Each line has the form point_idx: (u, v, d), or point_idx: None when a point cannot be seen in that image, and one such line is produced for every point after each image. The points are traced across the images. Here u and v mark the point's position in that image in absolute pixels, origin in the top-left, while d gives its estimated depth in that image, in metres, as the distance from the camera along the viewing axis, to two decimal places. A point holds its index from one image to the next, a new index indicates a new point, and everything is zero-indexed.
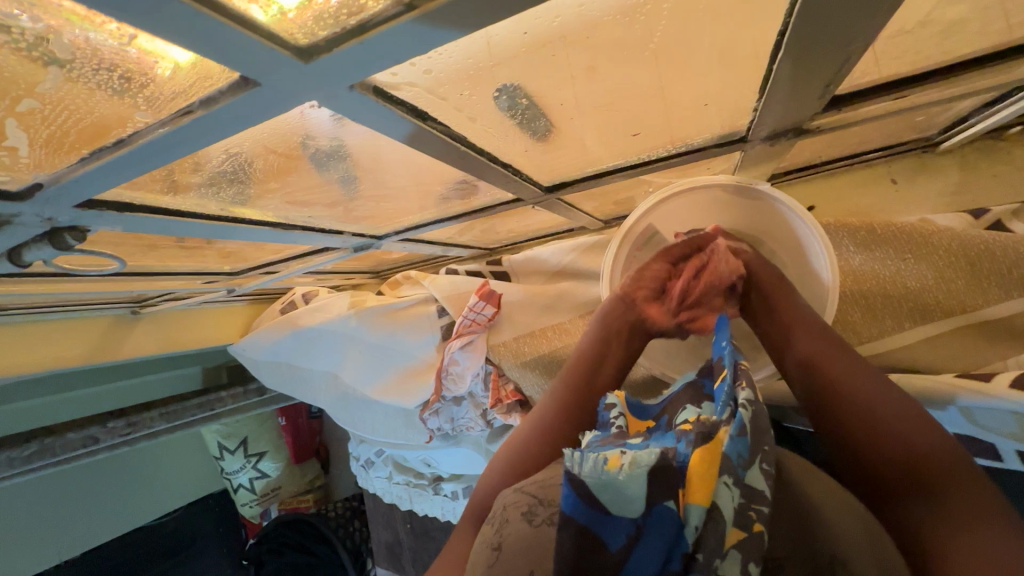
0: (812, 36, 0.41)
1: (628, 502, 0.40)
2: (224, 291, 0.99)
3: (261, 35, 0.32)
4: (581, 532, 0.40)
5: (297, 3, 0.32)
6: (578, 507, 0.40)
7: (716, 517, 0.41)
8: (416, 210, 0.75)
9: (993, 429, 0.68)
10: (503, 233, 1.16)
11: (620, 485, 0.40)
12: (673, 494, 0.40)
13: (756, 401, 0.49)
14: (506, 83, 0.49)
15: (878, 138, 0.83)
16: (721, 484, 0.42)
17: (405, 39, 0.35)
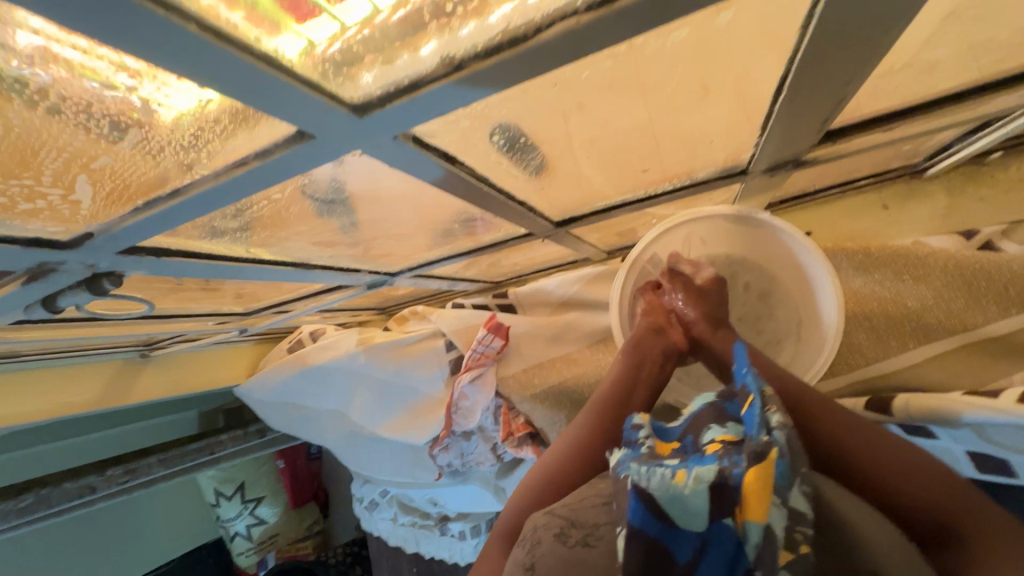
0: (810, 78, 0.45)
1: (693, 516, 0.41)
2: (235, 331, 1.00)
3: (324, 94, 0.36)
4: (649, 544, 0.41)
5: (328, 40, 0.34)
6: (642, 516, 0.41)
7: (772, 537, 0.40)
8: (429, 248, 0.77)
9: (1006, 446, 0.68)
10: (508, 266, 1.19)
11: (688, 498, 0.41)
12: (733, 512, 0.40)
13: (790, 424, 0.46)
14: (502, 121, 0.48)
15: (867, 166, 0.87)
16: (767, 501, 0.41)
17: (443, 96, 0.38)
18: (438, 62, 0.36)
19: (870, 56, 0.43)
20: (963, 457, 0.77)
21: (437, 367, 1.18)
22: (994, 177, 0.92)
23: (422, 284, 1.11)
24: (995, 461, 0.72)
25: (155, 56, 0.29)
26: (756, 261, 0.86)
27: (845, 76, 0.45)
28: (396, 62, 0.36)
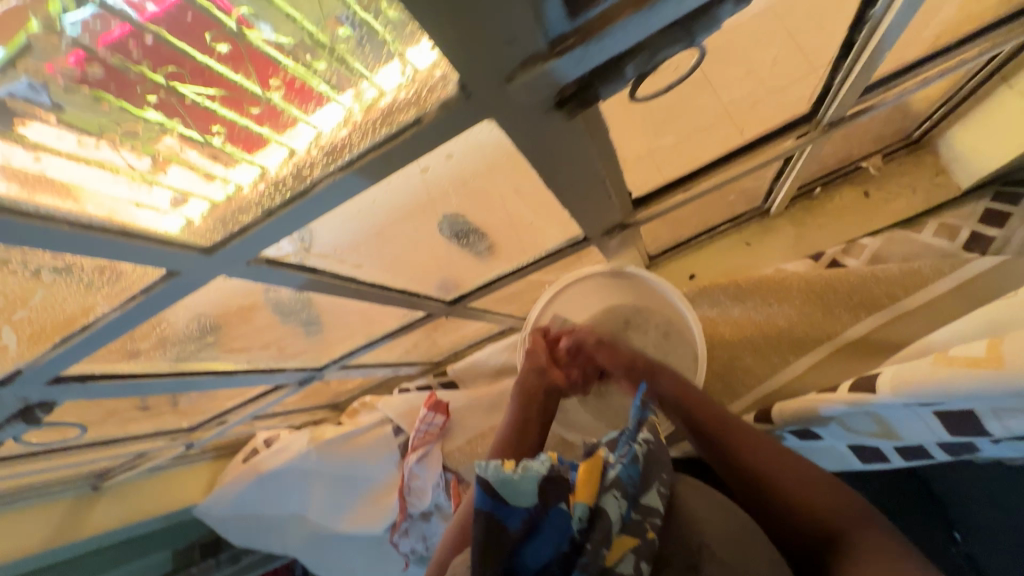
0: (583, 172, 0.54)
1: (522, 495, 0.51)
2: (183, 447, 1.03)
3: (173, 242, 0.40)
4: (487, 520, 0.50)
5: (212, 204, 0.40)
6: (484, 499, 0.51)
7: (603, 517, 0.51)
8: (347, 340, 0.87)
9: (864, 433, 0.83)
10: (442, 346, 1.29)
11: (518, 483, 0.51)
12: (564, 496, 0.52)
13: (653, 440, 0.61)
14: (448, 212, 0.63)
15: (714, 215, 1.03)
16: (609, 495, 0.53)
17: (277, 228, 0.43)
18: (251, 214, 0.42)
19: (603, 153, 0.52)
20: (846, 452, 0.90)
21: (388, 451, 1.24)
22: (824, 208, 1.11)
23: (363, 374, 1.19)
24: (869, 450, 0.86)
25: (37, 245, 0.35)
26: (648, 305, 0.98)
27: (598, 171, 0.55)
28: (242, 215, 0.42)
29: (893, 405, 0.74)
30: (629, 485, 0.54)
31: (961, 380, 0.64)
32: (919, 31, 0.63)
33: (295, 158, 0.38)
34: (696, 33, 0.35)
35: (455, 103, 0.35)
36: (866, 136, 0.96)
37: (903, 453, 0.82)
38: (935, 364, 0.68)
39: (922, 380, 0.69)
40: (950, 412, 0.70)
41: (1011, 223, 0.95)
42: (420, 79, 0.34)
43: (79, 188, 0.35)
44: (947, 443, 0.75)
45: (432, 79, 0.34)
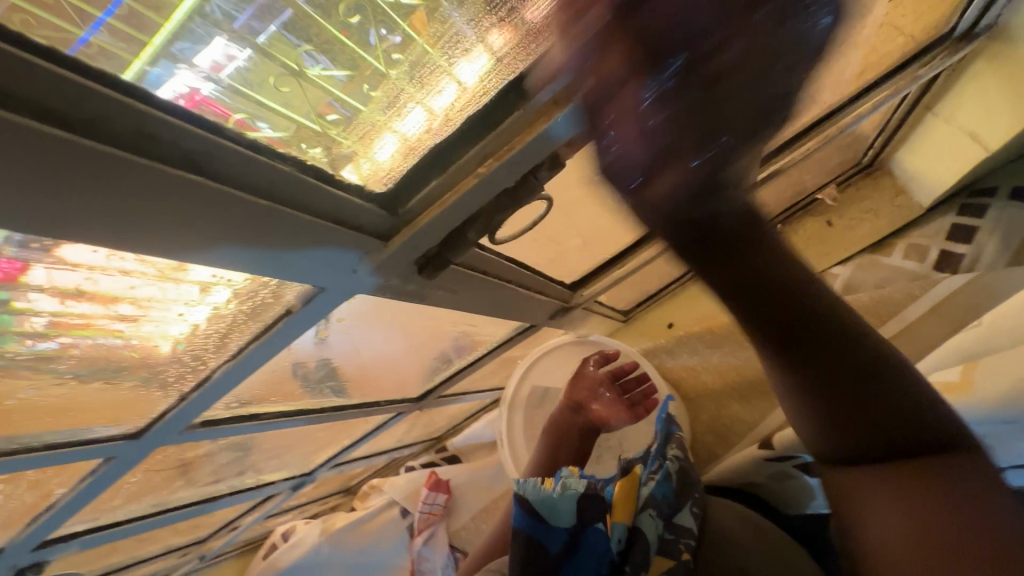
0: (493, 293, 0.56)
1: (561, 514, 0.55)
2: (197, 558, 1.08)
3: (103, 440, 0.45)
4: (530, 540, 0.54)
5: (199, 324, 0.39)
6: (523, 517, 0.56)
7: (638, 538, 0.53)
8: (330, 446, 0.91)
9: None
10: (440, 423, 1.31)
11: (557, 501, 0.56)
12: (602, 516, 0.55)
13: (681, 459, 0.64)
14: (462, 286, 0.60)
15: (676, 267, 1.05)
16: (644, 514, 0.55)
17: (193, 410, 0.46)
18: (166, 400, 0.45)
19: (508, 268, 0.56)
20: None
21: (396, 535, 1.27)
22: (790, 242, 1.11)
23: (365, 463, 1.23)
24: None
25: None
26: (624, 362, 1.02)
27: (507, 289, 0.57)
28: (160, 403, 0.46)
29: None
30: (663, 505, 0.56)
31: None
32: None
33: (218, 317, 0.39)
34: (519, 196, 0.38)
35: (310, 296, 0.38)
36: (812, 174, 0.97)
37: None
38: None
39: None
40: None
41: (980, 236, 0.92)
42: (273, 286, 0.37)
43: (119, 296, 0.35)
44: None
45: (276, 286, 0.37)
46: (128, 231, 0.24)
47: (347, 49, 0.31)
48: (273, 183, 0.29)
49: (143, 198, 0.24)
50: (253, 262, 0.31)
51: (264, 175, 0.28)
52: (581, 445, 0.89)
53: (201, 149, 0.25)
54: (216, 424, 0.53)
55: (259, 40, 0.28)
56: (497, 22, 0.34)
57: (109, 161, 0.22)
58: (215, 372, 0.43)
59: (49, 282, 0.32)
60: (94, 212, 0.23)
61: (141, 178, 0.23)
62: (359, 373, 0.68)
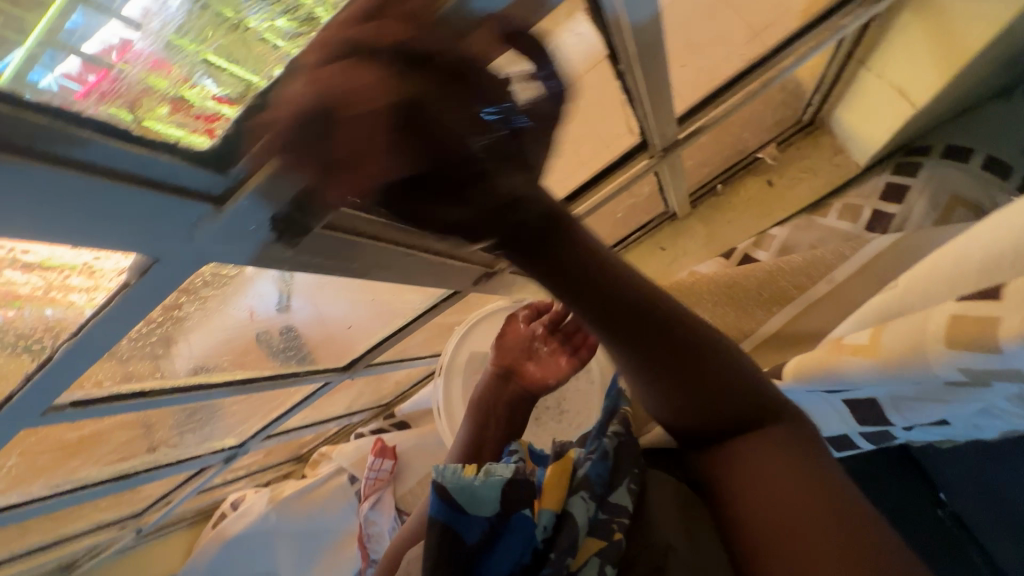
0: (390, 260, 0.53)
1: (483, 503, 0.48)
2: (134, 531, 1.06)
3: None
4: (444, 530, 0.47)
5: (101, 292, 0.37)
6: (443, 508, 0.47)
7: (568, 521, 0.50)
8: (258, 418, 0.88)
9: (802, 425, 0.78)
10: (387, 390, 1.30)
11: (479, 488, 0.48)
12: (526, 501, 0.49)
13: (625, 432, 0.62)
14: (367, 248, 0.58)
15: (616, 229, 1.03)
16: (575, 496, 0.53)
17: (47, 391, 0.42)
18: (12, 381, 0.42)
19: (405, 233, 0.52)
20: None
21: (346, 501, 1.27)
22: (731, 202, 1.10)
23: (310, 432, 1.21)
24: None
25: None
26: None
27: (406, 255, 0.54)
28: (8, 386, 0.42)
29: (801, 393, 0.72)
30: (596, 485, 0.55)
31: (847, 368, 0.61)
32: (731, 47, 0.62)
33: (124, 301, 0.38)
34: None
35: (146, 267, 0.35)
36: (751, 133, 0.95)
37: (837, 445, 0.78)
38: (831, 351, 0.64)
39: (821, 366, 0.65)
40: (854, 398, 0.66)
41: (912, 197, 0.93)
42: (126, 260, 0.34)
43: (54, 266, 0.34)
44: (869, 432, 0.72)
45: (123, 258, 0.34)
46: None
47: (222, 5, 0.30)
48: (57, 155, 0.25)
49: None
50: (35, 227, 0.27)
51: (14, 131, 0.23)
52: (515, 417, 0.81)
53: None
54: (90, 405, 0.49)
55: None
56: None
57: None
58: (58, 351, 0.39)
59: None
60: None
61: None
62: (293, 335, 0.68)
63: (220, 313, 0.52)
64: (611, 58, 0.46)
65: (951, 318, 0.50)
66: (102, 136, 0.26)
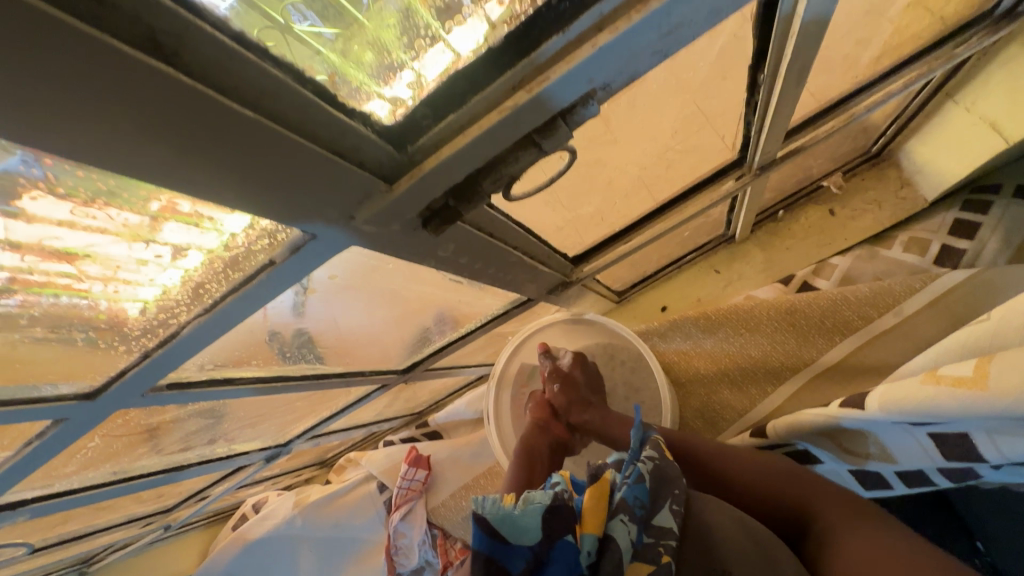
0: (499, 264, 0.52)
1: (524, 530, 0.46)
2: (162, 527, 1.03)
3: (55, 399, 0.40)
4: (486, 565, 0.45)
5: (177, 280, 0.37)
6: (484, 541, 0.46)
7: (610, 546, 0.47)
8: (307, 418, 0.86)
9: (869, 457, 0.75)
10: (423, 398, 1.27)
11: (518, 517, 0.47)
12: (572, 527, 0.47)
13: (660, 458, 0.57)
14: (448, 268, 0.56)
15: (677, 248, 1.01)
16: (615, 520, 0.49)
17: (159, 367, 0.41)
18: (127, 357, 0.41)
19: (518, 234, 0.51)
20: (849, 477, 0.80)
21: (372, 510, 1.24)
22: (790, 229, 1.09)
23: (343, 436, 1.18)
24: (870, 476, 0.77)
25: None
26: (620, 342, 0.98)
27: (513, 255, 0.52)
28: (122, 361, 0.41)
29: (881, 422, 0.69)
30: (636, 508, 0.50)
31: (946, 400, 0.59)
32: (840, 70, 0.62)
33: (192, 275, 0.36)
34: (542, 145, 0.33)
35: (299, 243, 0.33)
36: (822, 160, 0.94)
37: (906, 479, 0.73)
38: (922, 383, 0.63)
39: (911, 398, 0.63)
40: (943, 433, 0.64)
41: (982, 233, 0.92)
42: (258, 229, 0.33)
43: (91, 253, 0.33)
44: (948, 469, 0.67)
45: (263, 230, 0.33)
46: (81, 132, 0.20)
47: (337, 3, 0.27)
48: (269, 91, 0.23)
49: (93, 88, 0.19)
50: (244, 193, 0.26)
51: (249, 77, 0.22)
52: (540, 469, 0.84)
53: (169, 30, 0.19)
54: (185, 388, 0.49)
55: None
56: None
57: (52, 29, 0.17)
58: (185, 328, 0.38)
59: (10, 236, 0.30)
60: (33, 92, 0.18)
61: (90, 58, 0.18)
62: (335, 341, 0.63)
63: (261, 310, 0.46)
64: (751, 68, 0.46)
65: None
66: (314, 96, 0.25)
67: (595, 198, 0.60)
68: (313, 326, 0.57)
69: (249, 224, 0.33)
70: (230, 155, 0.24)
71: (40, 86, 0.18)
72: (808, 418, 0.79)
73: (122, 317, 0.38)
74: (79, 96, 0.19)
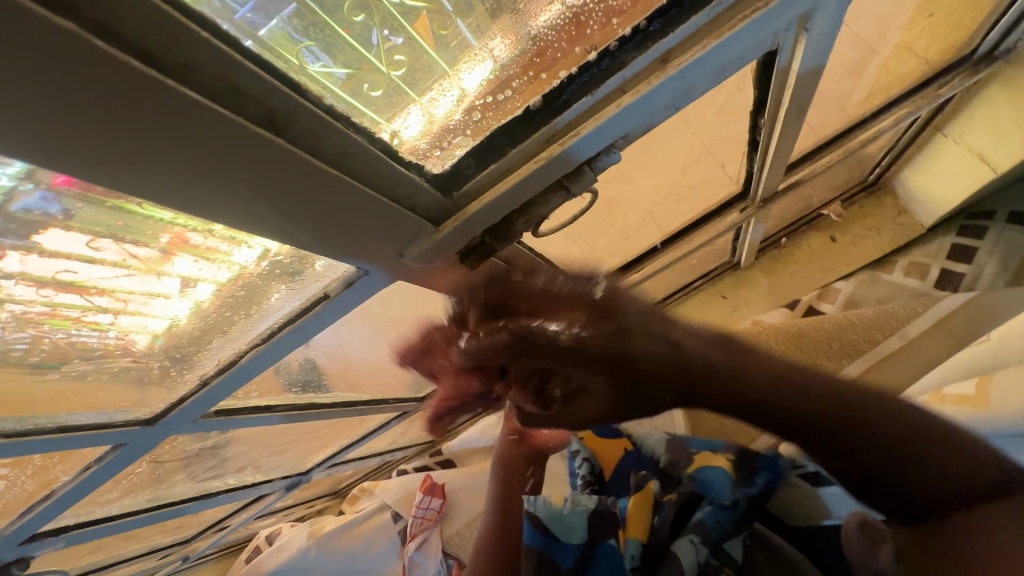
0: None
1: (573, 531, 0.70)
2: (179, 558, 1.04)
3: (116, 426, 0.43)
4: None
5: (189, 309, 0.37)
6: None
7: None
8: (328, 446, 0.88)
9: None
10: (436, 426, 1.29)
11: (568, 518, 0.71)
12: None
13: None
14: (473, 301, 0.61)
15: (684, 275, 1.05)
16: None
17: (213, 394, 0.44)
18: (185, 385, 0.44)
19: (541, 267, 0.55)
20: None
21: (387, 540, 1.23)
22: (793, 255, 1.12)
23: (359, 464, 1.19)
24: None
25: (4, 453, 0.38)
26: None
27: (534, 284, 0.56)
28: (179, 389, 0.44)
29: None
30: (713, 531, 0.67)
31: (954, 418, 0.61)
32: (834, 109, 0.66)
33: (201, 307, 0.37)
34: (569, 188, 0.37)
35: (353, 279, 0.37)
36: (821, 190, 0.99)
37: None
38: (929, 403, 0.66)
39: None
40: None
41: (980, 258, 0.95)
42: (270, 260, 0.35)
43: (93, 286, 0.33)
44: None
45: (279, 262, 0.35)
46: (203, 192, 0.24)
47: (351, 48, 0.29)
48: (348, 151, 0.27)
49: (226, 156, 0.22)
50: (315, 237, 0.30)
51: (335, 143, 0.26)
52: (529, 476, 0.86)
53: (282, 107, 0.23)
54: (230, 414, 0.52)
55: (260, 33, 0.25)
56: (505, 32, 0.32)
57: (205, 117, 0.21)
58: (242, 358, 0.42)
59: (24, 271, 0.30)
60: (178, 166, 0.22)
61: (229, 136, 0.22)
62: (344, 374, 0.62)
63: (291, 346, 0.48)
64: (752, 113, 0.50)
65: None
66: (379, 154, 0.29)
67: (609, 232, 0.64)
68: (322, 358, 0.55)
69: (261, 254, 0.34)
70: (311, 207, 0.28)
71: (188, 157, 0.21)
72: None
73: (131, 348, 0.39)
74: (214, 163, 0.22)
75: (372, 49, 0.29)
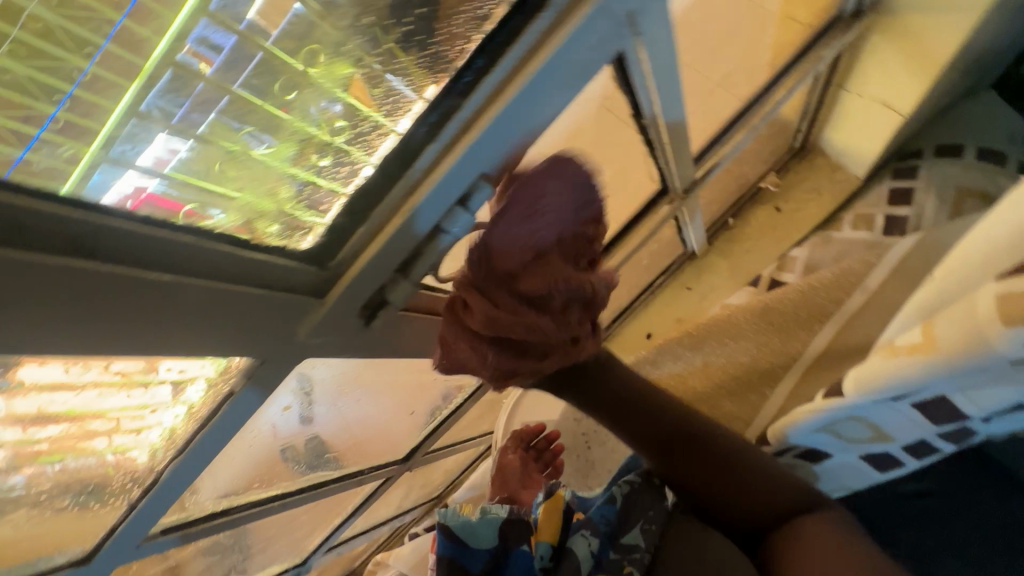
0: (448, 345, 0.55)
1: (482, 538, 0.62)
2: None
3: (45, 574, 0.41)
4: (452, 563, 0.61)
5: (180, 418, 0.40)
6: (447, 545, 0.62)
7: (570, 556, 0.59)
8: (319, 530, 0.85)
9: (861, 440, 0.75)
10: (438, 480, 1.25)
11: (476, 525, 0.63)
12: (526, 537, 0.62)
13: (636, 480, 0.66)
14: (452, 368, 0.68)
15: (643, 275, 1.06)
16: (577, 535, 0.61)
17: (147, 516, 0.42)
18: (115, 512, 0.43)
19: None
20: (861, 465, 0.79)
21: None
22: (745, 233, 1.13)
23: (365, 538, 1.14)
24: (882, 458, 0.77)
25: None
26: None
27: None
28: (110, 519, 0.43)
29: (864, 405, 0.69)
30: (601, 523, 0.62)
31: (912, 371, 0.60)
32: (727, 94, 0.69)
33: (195, 408, 0.39)
34: (449, 231, 0.37)
35: (254, 370, 0.36)
36: (751, 165, 1.01)
37: (914, 454, 0.73)
38: (883, 358, 0.64)
39: (877, 375, 0.65)
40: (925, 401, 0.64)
41: (918, 197, 0.97)
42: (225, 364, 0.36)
43: (88, 411, 0.36)
44: (946, 433, 0.68)
45: (220, 364, 0.36)
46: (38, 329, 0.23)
47: (294, 126, 0.33)
48: (187, 255, 0.27)
49: (39, 297, 0.22)
50: (195, 340, 0.29)
51: (166, 249, 0.26)
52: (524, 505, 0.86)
53: (85, 230, 0.23)
54: (183, 528, 0.50)
55: (199, 130, 0.30)
56: (434, 77, 0.34)
57: None
58: (164, 473, 0.40)
59: (10, 410, 0.32)
60: None
61: (33, 275, 0.22)
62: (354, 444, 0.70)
63: (273, 427, 0.52)
64: (633, 117, 0.52)
65: (1000, 300, 0.51)
66: (225, 246, 0.29)
67: None
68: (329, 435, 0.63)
69: (218, 364, 0.36)
70: (173, 316, 0.27)
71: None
72: (802, 414, 0.77)
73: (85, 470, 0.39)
74: (29, 304, 0.22)
75: (313, 119, 0.33)
